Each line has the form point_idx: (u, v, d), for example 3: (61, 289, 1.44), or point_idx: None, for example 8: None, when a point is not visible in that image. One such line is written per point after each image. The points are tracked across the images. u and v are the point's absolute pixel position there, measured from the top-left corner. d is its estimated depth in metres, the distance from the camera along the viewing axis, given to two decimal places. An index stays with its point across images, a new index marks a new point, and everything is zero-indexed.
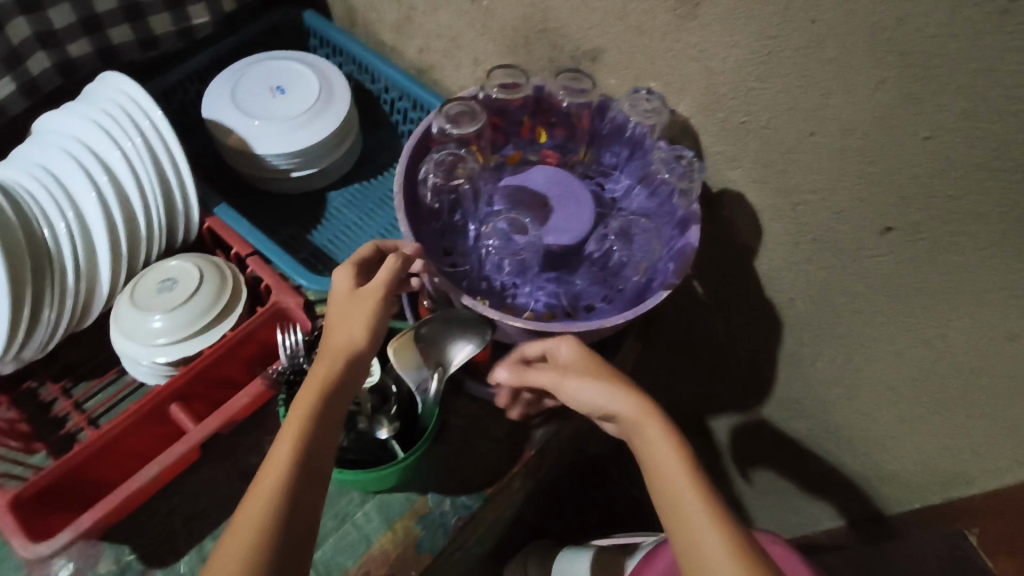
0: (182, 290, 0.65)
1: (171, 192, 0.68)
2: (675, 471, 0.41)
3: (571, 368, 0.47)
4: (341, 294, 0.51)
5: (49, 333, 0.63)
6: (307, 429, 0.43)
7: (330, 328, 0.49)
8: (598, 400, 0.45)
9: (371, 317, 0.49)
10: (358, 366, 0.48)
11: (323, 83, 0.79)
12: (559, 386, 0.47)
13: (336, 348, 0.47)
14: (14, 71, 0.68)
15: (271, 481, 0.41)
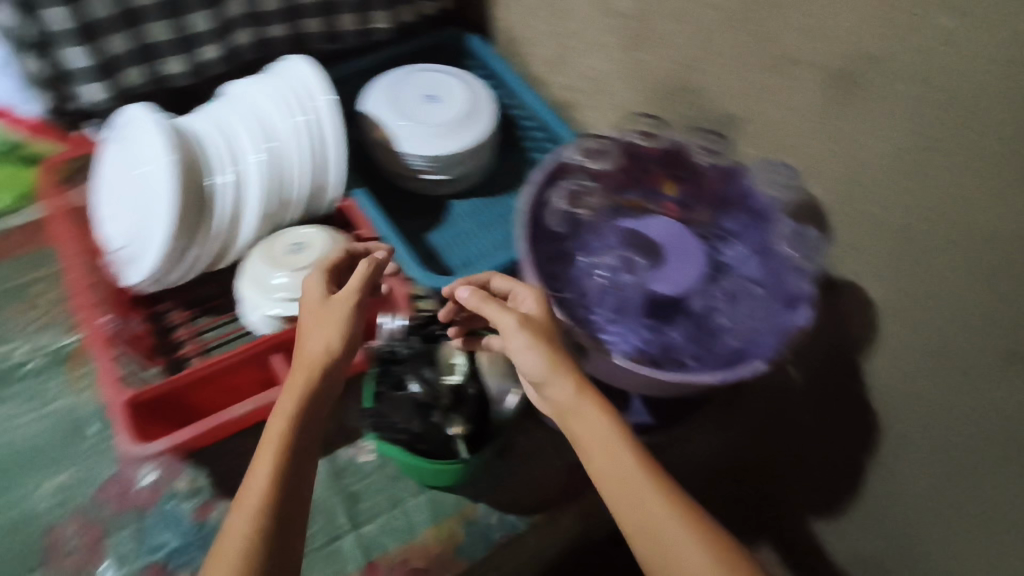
0: (308, 256, 0.72)
1: (319, 168, 0.75)
2: (611, 448, 0.47)
3: (529, 319, 0.51)
4: (312, 301, 0.54)
5: (190, 267, 0.72)
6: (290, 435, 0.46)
7: (304, 334, 0.52)
8: (541, 367, 0.49)
9: (343, 322, 0.52)
10: (337, 368, 0.51)
11: (472, 101, 0.85)
12: (513, 334, 0.50)
13: (313, 354, 0.50)
14: (222, 40, 0.79)
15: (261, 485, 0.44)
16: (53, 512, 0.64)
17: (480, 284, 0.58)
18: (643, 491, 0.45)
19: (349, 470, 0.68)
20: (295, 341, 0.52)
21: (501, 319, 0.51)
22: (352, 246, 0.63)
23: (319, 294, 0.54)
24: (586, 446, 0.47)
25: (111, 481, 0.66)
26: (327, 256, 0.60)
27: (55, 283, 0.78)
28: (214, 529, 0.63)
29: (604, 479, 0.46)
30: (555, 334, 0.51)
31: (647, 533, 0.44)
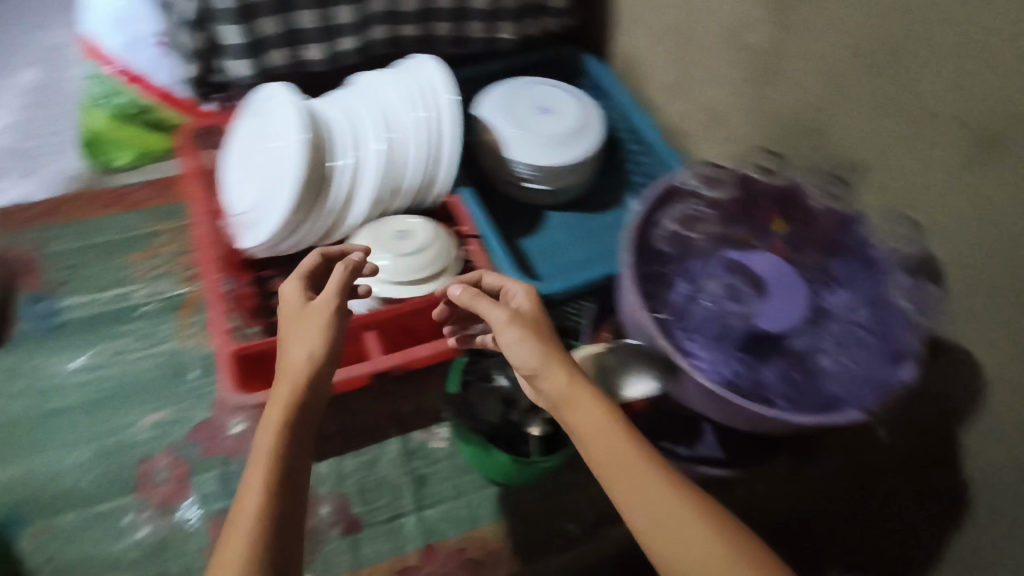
0: (411, 242, 0.74)
1: (433, 163, 0.78)
2: (605, 435, 0.43)
3: (518, 314, 0.50)
4: (290, 309, 0.52)
5: (301, 240, 0.76)
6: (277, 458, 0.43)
7: (282, 344, 0.49)
8: (531, 360, 0.47)
9: (324, 326, 0.49)
10: (324, 376, 0.48)
11: (584, 118, 0.88)
12: (504, 330, 0.49)
13: (296, 365, 0.47)
14: (360, 34, 0.84)
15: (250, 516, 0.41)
16: (147, 446, 0.69)
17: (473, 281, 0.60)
18: (646, 475, 0.42)
19: (420, 453, 0.70)
20: (274, 353, 0.48)
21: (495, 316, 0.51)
22: (329, 249, 0.61)
23: (298, 302, 0.52)
24: (586, 441, 0.44)
25: (202, 426, 0.71)
26: (304, 260, 0.58)
27: (178, 238, 0.85)
28: None
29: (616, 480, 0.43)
30: (546, 329, 0.50)
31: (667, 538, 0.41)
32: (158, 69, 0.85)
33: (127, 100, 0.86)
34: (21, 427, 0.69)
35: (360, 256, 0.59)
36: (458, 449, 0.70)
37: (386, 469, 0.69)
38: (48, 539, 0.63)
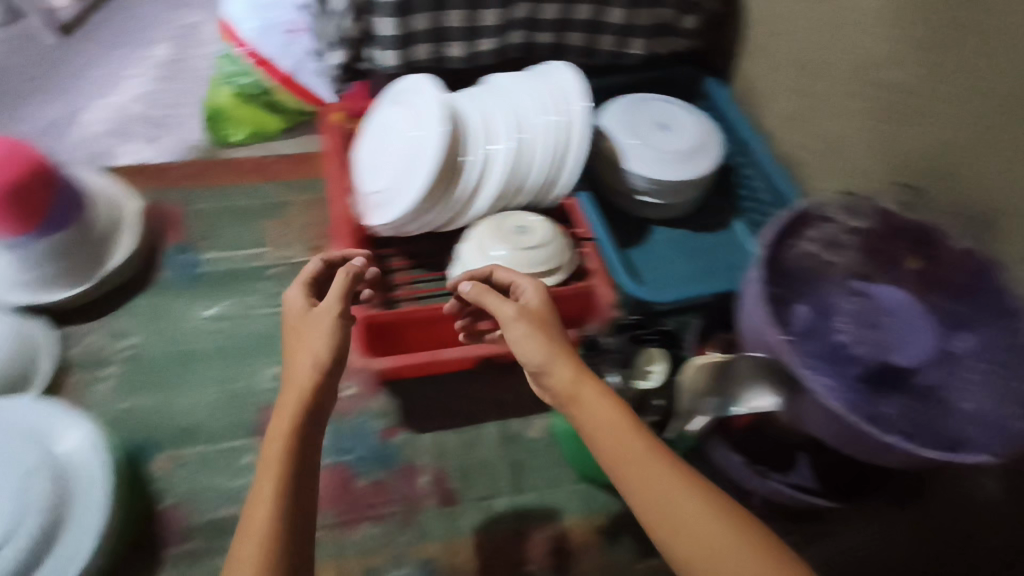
0: (529, 239, 0.77)
1: (557, 167, 0.81)
2: (611, 427, 0.49)
3: (525, 311, 0.57)
4: (295, 315, 0.57)
5: (425, 225, 0.81)
6: (284, 460, 0.47)
7: (290, 350, 0.53)
8: (538, 356, 0.53)
9: (327, 329, 0.54)
10: (329, 378, 0.52)
11: (703, 139, 0.88)
12: (512, 326, 0.56)
13: (303, 372, 0.51)
14: (499, 37, 0.87)
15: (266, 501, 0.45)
16: (269, 396, 0.74)
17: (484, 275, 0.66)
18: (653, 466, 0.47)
19: (518, 439, 0.74)
20: (279, 360, 0.53)
21: (502, 311, 0.57)
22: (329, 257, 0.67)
23: (300, 308, 0.57)
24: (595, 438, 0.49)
25: None
26: (305, 267, 0.63)
27: (308, 211, 0.91)
28: (397, 450, 0.72)
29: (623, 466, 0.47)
30: (549, 324, 0.57)
31: (668, 518, 0.45)
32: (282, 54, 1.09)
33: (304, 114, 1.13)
34: (160, 362, 0.76)
35: (359, 263, 0.64)
36: (554, 440, 0.73)
37: (485, 450, 0.73)
38: (176, 467, 0.69)
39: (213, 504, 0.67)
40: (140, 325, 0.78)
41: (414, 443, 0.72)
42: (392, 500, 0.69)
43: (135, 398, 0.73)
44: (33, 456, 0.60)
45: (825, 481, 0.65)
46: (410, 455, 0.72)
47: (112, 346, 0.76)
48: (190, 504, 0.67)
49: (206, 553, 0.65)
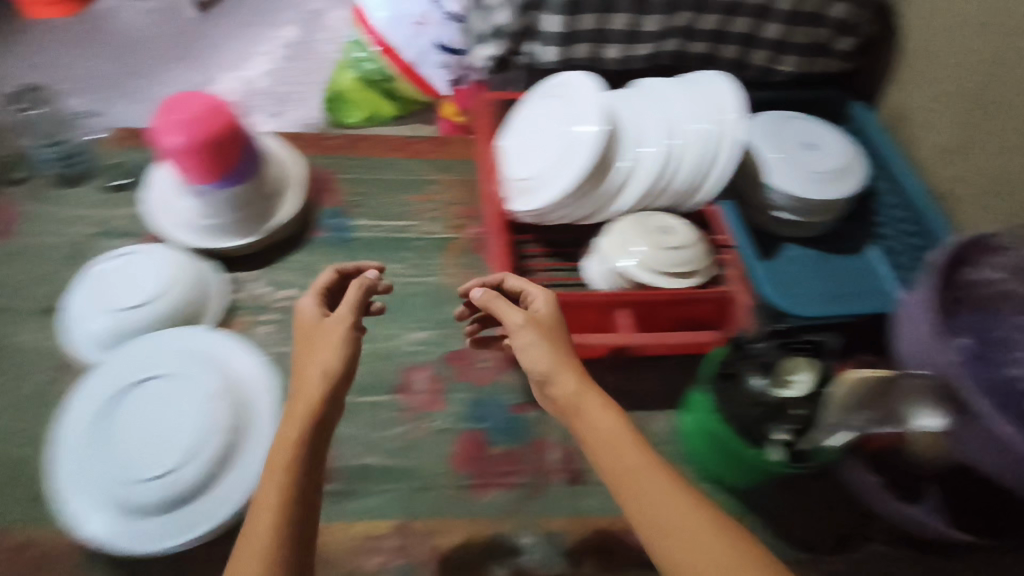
0: (671, 240, 0.79)
1: (703, 173, 0.82)
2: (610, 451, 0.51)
3: (533, 320, 0.59)
4: (307, 325, 0.59)
5: (568, 216, 0.84)
6: (293, 449, 0.51)
7: (300, 360, 0.56)
8: (546, 368, 0.56)
9: (336, 338, 0.57)
10: (336, 389, 0.55)
11: (848, 163, 0.88)
12: (519, 337, 0.58)
13: (312, 386, 0.54)
14: (656, 43, 0.89)
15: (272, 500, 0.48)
16: (412, 358, 0.79)
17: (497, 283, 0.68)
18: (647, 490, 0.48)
19: (644, 430, 0.76)
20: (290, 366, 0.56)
21: (511, 321, 0.60)
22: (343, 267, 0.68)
23: (313, 318, 0.60)
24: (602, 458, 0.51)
25: (456, 355, 0.79)
26: (319, 277, 0.65)
27: (450, 189, 0.96)
28: (528, 425, 0.75)
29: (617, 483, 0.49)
30: (558, 336, 0.59)
31: (659, 530, 0.46)
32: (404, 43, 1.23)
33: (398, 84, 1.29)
34: None
35: (373, 275, 0.66)
36: (680, 437, 0.76)
37: None
38: None
39: (359, 450, 0.72)
40: (297, 278, 0.84)
41: (545, 422, 0.76)
42: (522, 471, 0.72)
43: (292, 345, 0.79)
44: (213, 380, 0.65)
45: (955, 515, 0.65)
46: (540, 432, 0.75)
47: (274, 295, 0.82)
48: (338, 448, 0.72)
49: (351, 494, 0.69)
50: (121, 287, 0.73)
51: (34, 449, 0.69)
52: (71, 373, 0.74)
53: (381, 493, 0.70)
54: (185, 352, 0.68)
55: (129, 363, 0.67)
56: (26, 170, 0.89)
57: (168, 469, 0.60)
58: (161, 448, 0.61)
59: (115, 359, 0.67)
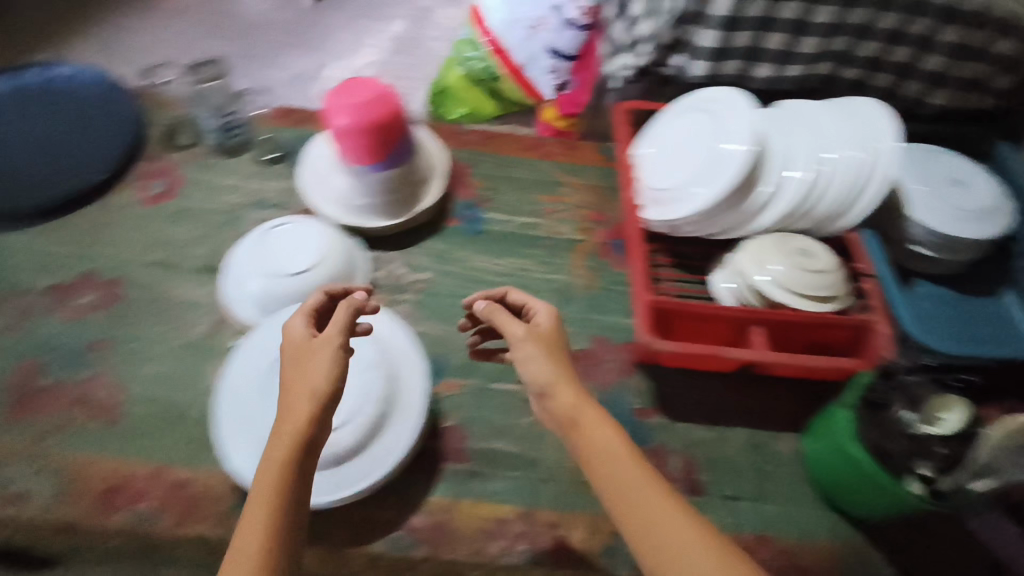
0: (810, 263, 0.79)
1: (850, 200, 0.82)
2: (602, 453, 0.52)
3: (534, 333, 0.61)
4: (298, 343, 0.60)
5: (707, 229, 0.84)
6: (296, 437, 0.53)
7: (290, 377, 0.57)
8: (545, 378, 0.58)
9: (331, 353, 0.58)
10: (328, 406, 0.56)
11: (995, 204, 0.86)
12: (520, 348, 0.60)
13: (303, 403, 0.54)
14: (807, 66, 0.89)
15: (263, 508, 0.49)
16: None
17: (498, 296, 0.69)
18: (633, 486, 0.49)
19: (767, 450, 0.77)
20: (281, 382, 0.56)
21: (513, 332, 0.62)
22: (331, 287, 0.70)
23: (303, 336, 0.61)
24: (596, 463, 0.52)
25: (582, 353, 0.81)
26: (308, 299, 0.66)
27: (580, 192, 0.97)
28: (652, 430, 0.76)
29: (616, 501, 0.49)
30: (558, 349, 0.61)
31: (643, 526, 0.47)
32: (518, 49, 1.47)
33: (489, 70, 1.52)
34: (448, 301, 0.84)
35: (360, 296, 0.66)
36: (803, 462, 0.76)
37: (734, 452, 0.76)
38: (459, 394, 0.77)
39: (488, 434, 0.74)
40: (431, 264, 0.87)
41: (669, 429, 0.77)
42: None
43: (427, 326, 0.82)
44: (368, 351, 0.69)
45: None
46: (663, 438, 0.76)
47: (411, 276, 0.86)
48: (468, 429, 0.75)
49: (480, 475, 0.72)
50: (285, 254, 0.77)
51: (191, 397, 0.73)
52: (225, 330, 0.78)
53: (508, 478, 0.72)
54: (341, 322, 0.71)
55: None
56: (190, 137, 0.95)
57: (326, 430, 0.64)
58: None
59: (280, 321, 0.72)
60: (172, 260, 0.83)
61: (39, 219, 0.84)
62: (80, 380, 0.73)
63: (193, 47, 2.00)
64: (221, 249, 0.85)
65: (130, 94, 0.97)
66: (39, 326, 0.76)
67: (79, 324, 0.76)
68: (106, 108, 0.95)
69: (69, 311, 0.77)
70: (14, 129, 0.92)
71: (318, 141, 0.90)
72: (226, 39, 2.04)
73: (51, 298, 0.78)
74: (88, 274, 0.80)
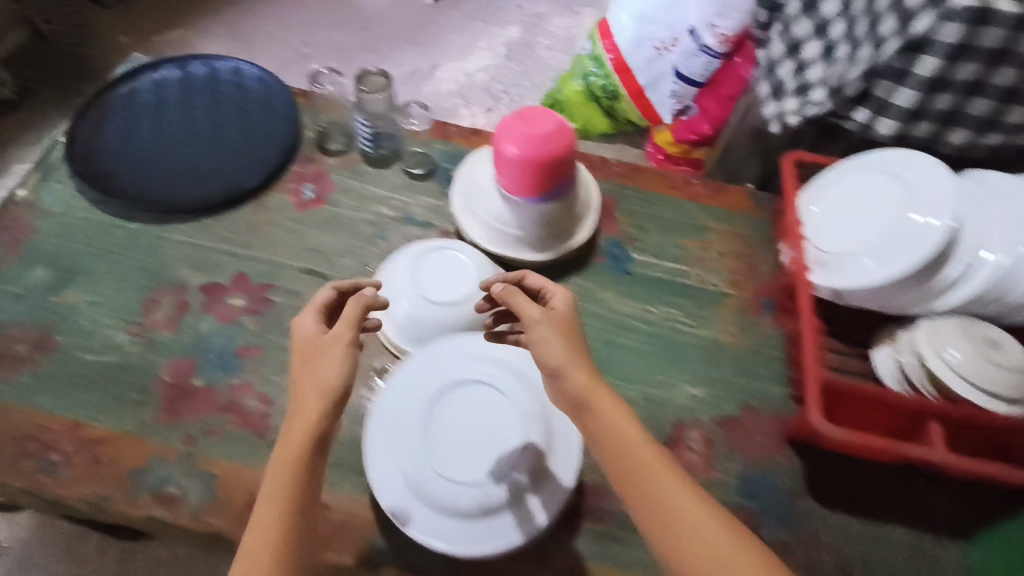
0: (1002, 355, 0.70)
1: None
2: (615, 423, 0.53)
3: (550, 315, 0.61)
4: (308, 339, 0.61)
5: (885, 299, 0.78)
6: (303, 439, 0.53)
7: (300, 377, 0.57)
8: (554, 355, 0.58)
9: (340, 354, 0.58)
10: (336, 403, 0.56)
11: None
12: (534, 327, 0.60)
13: (312, 402, 0.55)
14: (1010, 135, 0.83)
15: (275, 508, 0.50)
16: (686, 414, 0.77)
17: (517, 279, 0.69)
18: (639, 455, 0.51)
19: (929, 556, 0.70)
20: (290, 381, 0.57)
21: (530, 314, 0.62)
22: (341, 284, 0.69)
23: (314, 331, 0.61)
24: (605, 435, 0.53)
25: (730, 420, 0.77)
26: (317, 294, 0.67)
27: (727, 241, 0.92)
28: (803, 517, 0.71)
29: (627, 473, 0.51)
30: (569, 330, 0.61)
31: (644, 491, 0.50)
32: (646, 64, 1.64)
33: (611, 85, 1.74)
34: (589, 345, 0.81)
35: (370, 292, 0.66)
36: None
37: (892, 555, 0.70)
38: None
39: None
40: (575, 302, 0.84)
41: (821, 518, 0.71)
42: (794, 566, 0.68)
43: None
44: (528, 401, 0.65)
45: None
46: (815, 526, 0.71)
47: None
48: (609, 487, 0.71)
49: (619, 539, 0.68)
50: (444, 281, 0.76)
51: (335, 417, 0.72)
52: (369, 349, 0.78)
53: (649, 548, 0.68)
54: (501, 362, 0.69)
55: (450, 357, 0.69)
56: (342, 143, 0.95)
57: (480, 479, 0.62)
58: (476, 455, 0.63)
59: (437, 349, 0.70)
60: (320, 269, 0.83)
61: (199, 211, 0.85)
62: (233, 385, 0.73)
63: (313, 38, 2.03)
64: (367, 264, 0.84)
65: (288, 91, 0.98)
66: (194, 325, 0.77)
67: (232, 327, 0.77)
68: (264, 105, 0.96)
69: (221, 312, 0.78)
70: (177, 117, 0.94)
71: (471, 160, 0.87)
72: (344, 33, 2.07)
73: (206, 296, 0.79)
74: (241, 276, 0.81)
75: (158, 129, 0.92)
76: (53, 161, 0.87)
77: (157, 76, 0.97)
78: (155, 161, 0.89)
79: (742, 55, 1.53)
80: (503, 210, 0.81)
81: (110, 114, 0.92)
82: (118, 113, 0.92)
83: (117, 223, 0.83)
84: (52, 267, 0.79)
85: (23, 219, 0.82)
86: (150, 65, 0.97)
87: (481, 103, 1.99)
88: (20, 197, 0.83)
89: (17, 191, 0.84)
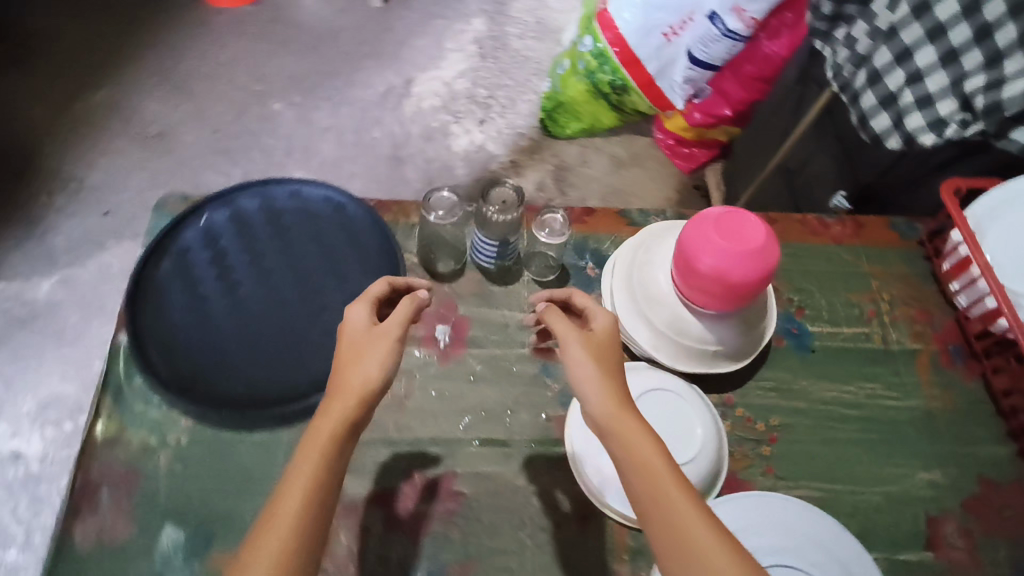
0: None
1: None
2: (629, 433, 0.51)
3: (590, 335, 0.57)
4: (357, 330, 0.55)
5: None
6: (332, 440, 0.48)
7: (342, 369, 0.52)
8: (583, 370, 0.54)
9: (384, 353, 0.53)
10: (377, 399, 0.51)
11: None
12: (568, 332, 0.57)
13: (352, 390, 0.51)
14: None
15: (291, 505, 0.45)
16: (930, 503, 0.72)
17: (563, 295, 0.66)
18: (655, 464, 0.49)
19: None
20: (330, 373, 0.52)
21: (565, 322, 0.58)
22: (394, 279, 0.64)
23: (364, 322, 0.56)
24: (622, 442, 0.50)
25: (974, 501, 0.73)
26: (370, 289, 0.61)
27: (890, 284, 0.86)
28: None
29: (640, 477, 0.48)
30: (603, 340, 0.57)
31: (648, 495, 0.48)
32: (656, 54, 1.35)
33: (619, 78, 1.44)
34: (810, 452, 0.73)
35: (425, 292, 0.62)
36: None
37: None
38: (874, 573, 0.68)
39: None
40: (779, 404, 0.76)
41: None
42: None
43: (802, 488, 0.72)
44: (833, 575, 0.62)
45: None
46: None
47: (762, 423, 0.74)
48: None
49: None
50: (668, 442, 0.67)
51: None
52: (591, 525, 0.67)
53: None
54: (788, 529, 0.64)
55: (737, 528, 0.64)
56: (451, 262, 0.80)
57: None
58: None
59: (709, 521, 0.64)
60: (495, 435, 0.71)
61: None
62: None
63: (258, 67, 1.67)
64: (544, 414, 0.72)
65: (367, 206, 0.80)
66: (388, 554, 0.64)
67: (426, 538, 0.65)
68: (347, 232, 0.79)
69: (412, 526, 0.66)
70: (250, 274, 0.75)
71: (625, 274, 0.77)
72: (292, 56, 1.69)
73: (383, 511, 0.66)
74: (415, 471, 0.68)
75: (234, 297, 0.73)
76: (121, 377, 0.68)
77: (204, 224, 0.76)
78: (250, 342, 0.71)
79: (769, 36, 1.27)
80: (699, 329, 0.72)
81: (168, 290, 0.72)
82: (176, 288, 0.72)
83: (237, 439, 0.67)
84: (183, 522, 0.63)
85: (114, 464, 0.64)
86: (190, 209, 0.76)
87: (471, 115, 1.68)
88: (100, 436, 0.66)
89: (96, 427, 0.66)
